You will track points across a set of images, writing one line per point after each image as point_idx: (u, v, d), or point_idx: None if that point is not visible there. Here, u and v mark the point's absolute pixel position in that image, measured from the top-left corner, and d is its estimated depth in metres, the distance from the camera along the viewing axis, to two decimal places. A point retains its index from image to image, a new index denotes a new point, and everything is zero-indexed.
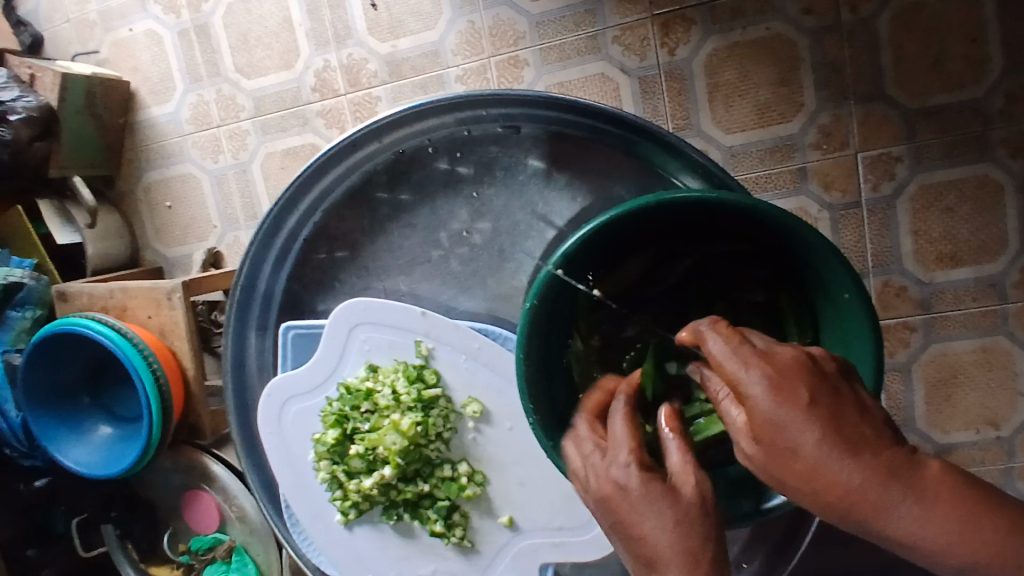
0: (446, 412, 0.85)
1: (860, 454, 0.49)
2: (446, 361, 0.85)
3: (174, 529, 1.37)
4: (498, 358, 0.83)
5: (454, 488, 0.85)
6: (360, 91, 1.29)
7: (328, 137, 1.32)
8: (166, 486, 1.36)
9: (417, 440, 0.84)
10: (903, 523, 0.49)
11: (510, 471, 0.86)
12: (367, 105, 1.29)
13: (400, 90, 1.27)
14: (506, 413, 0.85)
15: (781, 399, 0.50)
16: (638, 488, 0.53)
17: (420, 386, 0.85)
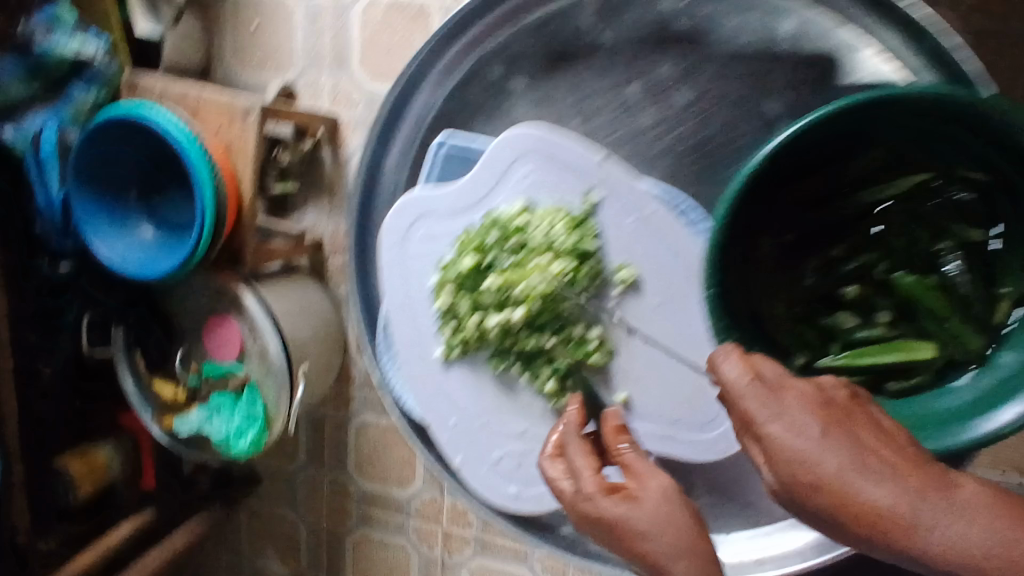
0: (597, 270, 0.71)
1: (880, 474, 0.46)
2: (614, 210, 0.71)
3: None
4: (668, 224, 0.69)
5: (579, 349, 0.71)
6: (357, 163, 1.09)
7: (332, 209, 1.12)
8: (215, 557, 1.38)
9: (561, 286, 0.71)
10: (943, 534, 0.43)
11: (658, 325, 0.70)
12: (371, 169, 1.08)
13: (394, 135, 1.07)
14: (664, 281, 0.70)
15: (817, 434, 0.48)
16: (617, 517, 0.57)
17: (571, 236, 0.70)
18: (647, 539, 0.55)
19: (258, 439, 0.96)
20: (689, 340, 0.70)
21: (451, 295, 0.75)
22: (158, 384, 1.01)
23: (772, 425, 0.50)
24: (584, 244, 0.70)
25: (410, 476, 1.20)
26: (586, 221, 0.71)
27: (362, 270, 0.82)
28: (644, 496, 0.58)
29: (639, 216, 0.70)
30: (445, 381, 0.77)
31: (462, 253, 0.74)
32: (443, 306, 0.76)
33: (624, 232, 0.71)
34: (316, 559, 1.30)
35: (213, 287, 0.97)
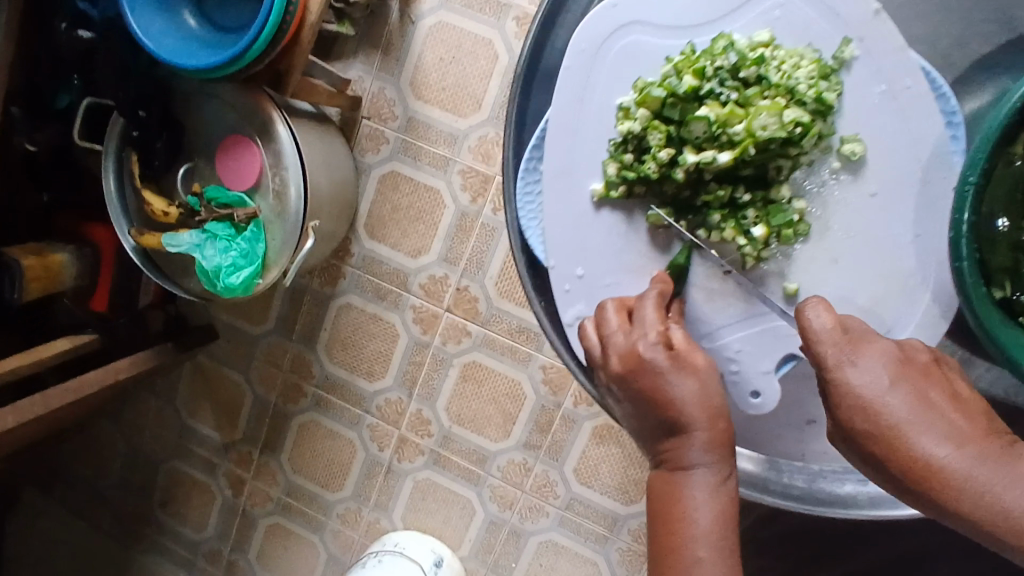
0: (816, 135, 0.48)
1: (952, 435, 0.40)
2: (866, 72, 0.47)
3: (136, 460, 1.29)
4: (925, 107, 0.47)
5: (776, 223, 0.49)
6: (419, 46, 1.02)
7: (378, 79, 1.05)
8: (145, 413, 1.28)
9: (780, 141, 0.46)
10: (1009, 501, 0.37)
11: (883, 225, 0.49)
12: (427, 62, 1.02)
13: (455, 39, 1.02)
14: (894, 170, 0.48)
15: (891, 378, 0.42)
16: (671, 366, 0.46)
17: (815, 83, 0.47)
18: (690, 394, 0.45)
19: (250, 281, 0.87)
20: (918, 249, 0.49)
21: (645, 124, 0.49)
22: (147, 194, 0.88)
23: (863, 367, 0.42)
24: (831, 95, 0.47)
25: (381, 372, 1.14)
26: (831, 76, 0.48)
27: (535, 76, 0.54)
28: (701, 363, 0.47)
29: (891, 87, 0.47)
30: (591, 228, 0.53)
31: (676, 72, 0.48)
32: (626, 132, 0.50)
33: (863, 101, 0.48)
34: (254, 433, 1.22)
35: (245, 107, 0.86)
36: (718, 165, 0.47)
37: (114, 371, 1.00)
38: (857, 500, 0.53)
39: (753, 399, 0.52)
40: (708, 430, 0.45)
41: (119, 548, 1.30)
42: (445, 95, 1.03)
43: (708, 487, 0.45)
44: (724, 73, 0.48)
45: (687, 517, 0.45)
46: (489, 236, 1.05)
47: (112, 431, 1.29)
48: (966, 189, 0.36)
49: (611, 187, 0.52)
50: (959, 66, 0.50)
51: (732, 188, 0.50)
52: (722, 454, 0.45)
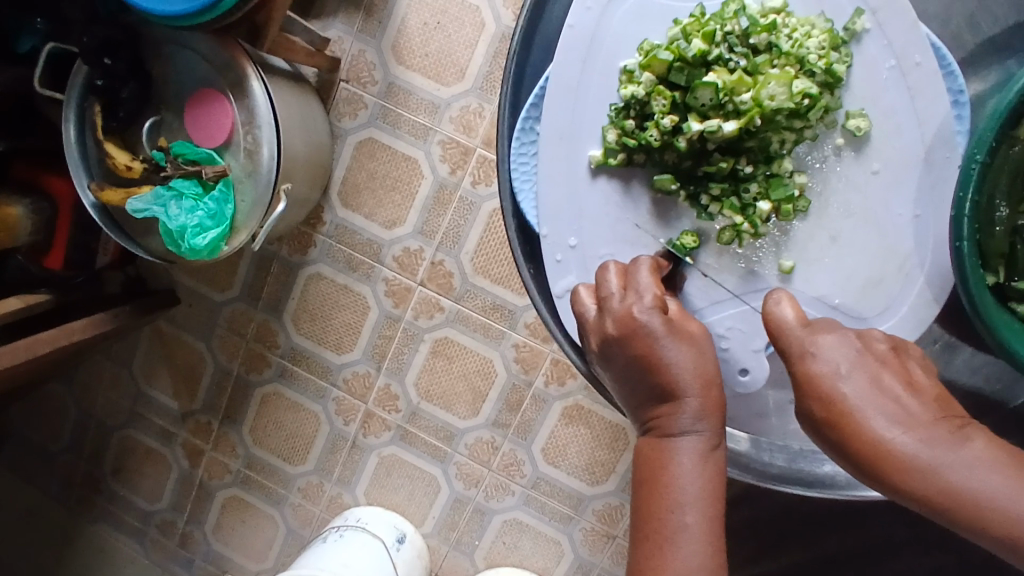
0: (826, 107, 0.47)
1: (908, 419, 0.40)
2: (873, 48, 0.47)
3: (95, 428, 1.23)
4: (933, 87, 0.47)
5: (777, 195, 0.48)
6: (406, 15, 1.00)
7: (361, 43, 1.02)
8: (101, 377, 1.22)
9: (791, 111, 0.46)
10: (949, 474, 0.39)
11: (877, 198, 0.49)
12: (419, 31, 1.00)
13: (445, 5, 0.99)
14: (895, 148, 0.48)
15: (850, 364, 0.42)
16: (667, 334, 0.45)
17: (824, 52, 0.46)
18: (686, 364, 0.45)
19: (216, 244, 0.84)
20: (916, 227, 0.49)
21: (650, 90, 0.48)
22: (111, 146, 0.84)
23: (828, 355, 0.43)
24: (840, 67, 0.47)
25: (349, 345, 1.11)
26: (842, 47, 0.47)
27: (537, 38, 0.53)
28: (694, 335, 0.46)
29: (899, 64, 0.47)
30: (587, 195, 0.51)
31: (684, 35, 0.47)
32: (629, 96, 0.48)
33: (871, 75, 0.48)
34: (213, 403, 1.18)
35: (217, 60, 0.82)
36: (722, 135, 0.46)
37: (70, 333, 0.95)
38: (835, 480, 0.55)
39: (741, 376, 0.52)
40: (701, 402, 0.45)
41: (66, 517, 1.26)
42: (429, 62, 1.01)
43: (698, 459, 0.45)
44: (734, 38, 0.47)
45: (677, 486, 0.45)
46: (467, 210, 1.03)
47: (62, 395, 1.23)
48: (972, 166, 0.37)
49: (610, 153, 0.50)
50: (960, 51, 0.50)
51: (734, 159, 0.49)
52: (711, 426, 0.45)
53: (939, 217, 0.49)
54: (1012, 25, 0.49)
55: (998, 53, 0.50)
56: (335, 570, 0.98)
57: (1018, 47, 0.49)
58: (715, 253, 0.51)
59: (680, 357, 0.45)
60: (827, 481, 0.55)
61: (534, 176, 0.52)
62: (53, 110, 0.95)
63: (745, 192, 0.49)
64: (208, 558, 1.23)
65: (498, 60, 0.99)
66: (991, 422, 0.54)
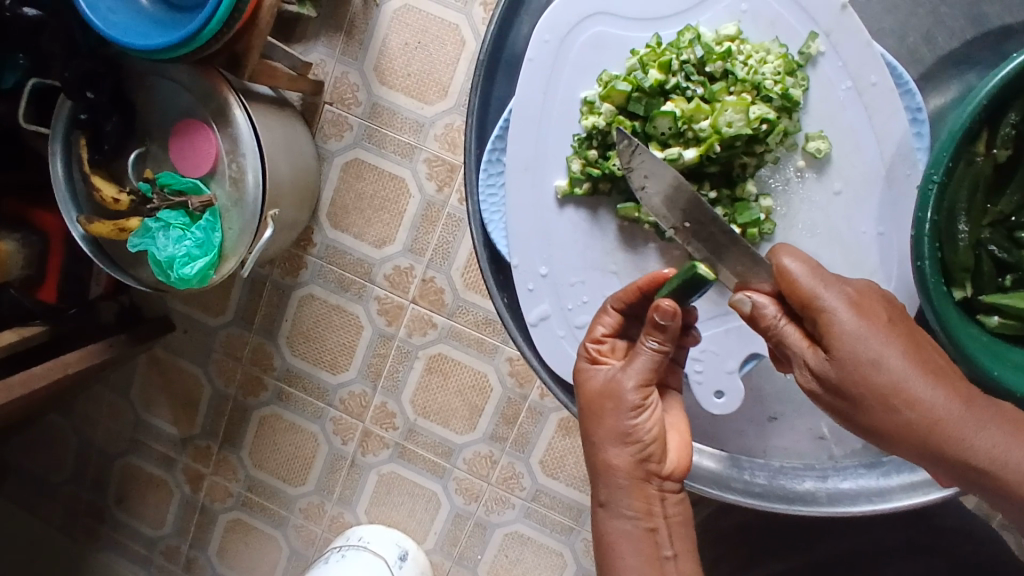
0: (784, 131, 0.49)
1: (933, 377, 0.42)
2: (828, 71, 0.49)
3: (96, 456, 1.24)
4: (888, 107, 0.49)
5: (744, 218, 0.49)
6: (387, 36, 1.01)
7: (343, 64, 1.02)
8: (99, 405, 1.22)
9: (749, 137, 0.48)
10: (959, 422, 0.42)
11: (841, 218, 0.50)
12: (400, 52, 1.01)
13: (425, 24, 1.00)
14: (855, 167, 0.50)
15: (879, 321, 0.42)
16: (587, 395, 0.48)
17: (780, 78, 0.48)
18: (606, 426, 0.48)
19: (205, 272, 0.84)
20: (881, 245, 0.50)
21: (610, 120, 0.50)
22: (97, 180, 0.84)
23: (852, 309, 0.42)
24: (797, 91, 0.49)
25: (344, 364, 1.12)
26: (798, 70, 0.49)
27: (499, 65, 0.53)
28: (618, 398, 0.47)
29: (856, 85, 0.49)
30: (555, 223, 0.53)
31: (643, 65, 0.49)
32: (591, 127, 0.50)
33: (829, 97, 0.49)
34: (212, 427, 1.19)
35: (197, 89, 0.83)
36: (683, 161, 0.49)
37: (63, 365, 0.95)
38: (816, 495, 0.54)
39: (719, 397, 0.53)
40: (613, 466, 0.48)
41: (71, 546, 1.26)
42: (411, 81, 1.01)
43: (614, 518, 0.48)
44: (691, 67, 0.49)
45: (599, 537, 0.49)
46: (455, 226, 1.04)
47: (62, 425, 1.24)
48: (930, 186, 0.40)
49: (575, 183, 0.52)
50: (920, 65, 0.51)
51: (698, 184, 0.51)
52: (624, 489, 0.48)
53: (902, 235, 0.49)
54: (971, 38, 0.50)
55: (958, 66, 0.51)
56: None
57: (976, 61, 0.50)
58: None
59: (617, 421, 0.48)
60: (812, 499, 0.54)
61: (503, 207, 0.54)
62: (40, 144, 0.96)
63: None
64: None
65: None
66: None
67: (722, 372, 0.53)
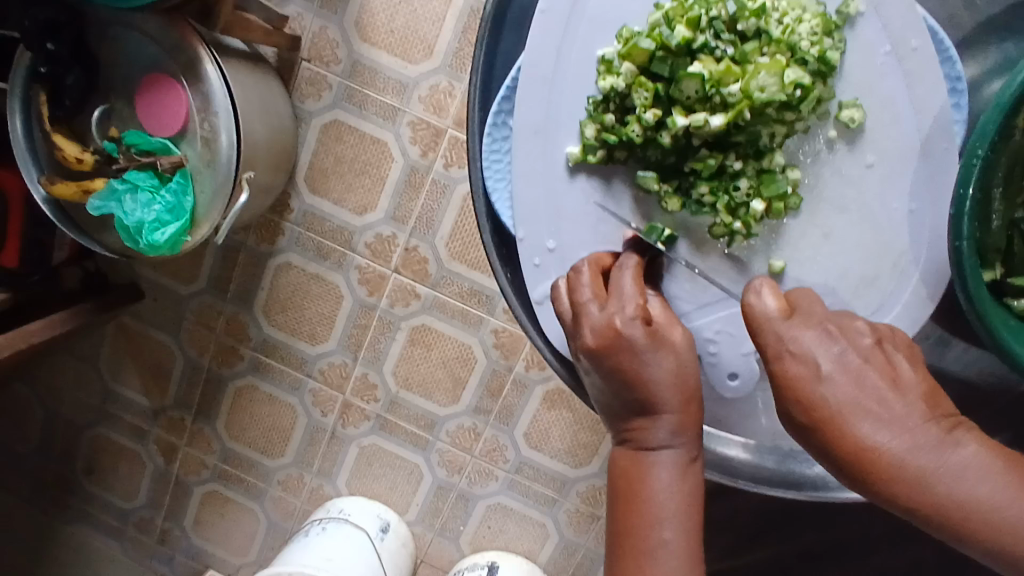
0: (820, 98, 0.46)
1: (888, 419, 0.37)
2: (866, 33, 0.46)
3: (64, 427, 1.19)
4: (931, 73, 0.46)
5: (772, 186, 0.47)
6: None
7: (321, 20, 0.97)
8: (66, 374, 1.17)
9: (783, 103, 0.45)
10: (944, 488, 0.36)
11: (872, 192, 0.49)
12: (382, 7, 0.95)
13: None
14: (889, 137, 0.48)
15: (833, 365, 0.38)
16: (644, 351, 0.44)
17: (818, 40, 0.45)
18: (660, 443, 0.44)
19: (177, 239, 0.80)
20: (912, 222, 0.48)
21: (630, 81, 0.47)
22: (58, 138, 0.78)
23: (807, 354, 0.39)
24: (834, 55, 0.46)
25: (323, 335, 1.08)
26: (836, 31, 0.46)
27: (508, 16, 0.51)
28: (677, 405, 0.44)
29: (895, 49, 0.46)
30: (566, 194, 0.50)
31: (666, 21, 0.45)
32: (609, 88, 0.47)
33: (867, 62, 0.47)
34: (185, 399, 1.15)
35: (168, 41, 0.77)
36: (709, 129, 0.45)
37: (27, 335, 0.90)
38: (828, 483, 0.54)
39: (732, 380, 0.51)
40: (682, 426, 0.44)
41: (41, 519, 1.22)
42: (394, 39, 0.96)
43: (668, 485, 0.44)
44: (721, 24, 0.45)
45: (653, 507, 0.44)
46: (440, 193, 1.00)
47: (28, 395, 1.19)
48: (974, 161, 0.39)
49: (589, 150, 0.49)
50: (958, 31, 0.50)
51: (722, 156, 0.47)
52: (689, 446, 0.44)
53: (935, 208, 0.48)
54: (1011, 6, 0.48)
55: (995, 36, 0.49)
56: (319, 565, 0.95)
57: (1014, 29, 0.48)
58: (702, 254, 0.50)
59: (675, 375, 0.44)
60: (823, 488, 0.53)
61: (509, 174, 0.51)
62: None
63: (736, 190, 0.47)
64: (189, 554, 1.20)
65: (466, 36, 0.94)
66: (985, 412, 0.54)
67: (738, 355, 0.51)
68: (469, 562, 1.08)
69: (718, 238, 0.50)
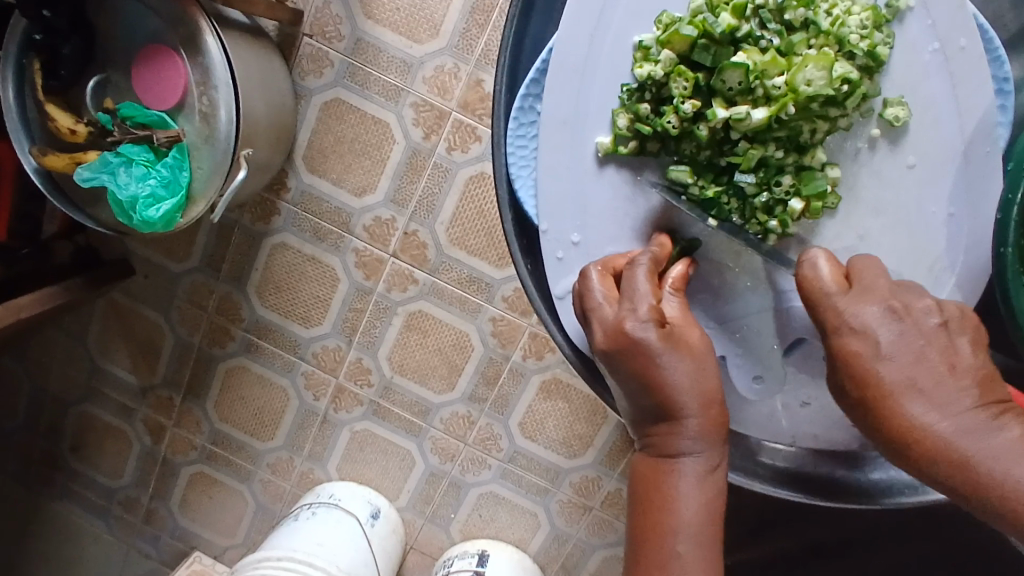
0: (865, 95, 0.45)
1: (946, 401, 0.38)
2: (916, 29, 0.45)
3: (50, 404, 1.17)
4: (976, 73, 0.45)
5: (812, 184, 0.46)
6: None
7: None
8: (52, 349, 1.14)
9: (829, 99, 0.44)
10: (993, 469, 0.37)
11: (911, 195, 0.48)
12: None
13: None
14: (930, 138, 0.47)
15: (893, 343, 0.39)
16: (660, 357, 0.42)
17: (869, 34, 0.44)
18: (681, 450, 0.43)
19: (171, 217, 0.77)
20: (950, 226, 0.48)
21: (669, 69, 0.45)
22: (50, 108, 0.75)
23: (867, 329, 0.40)
24: (883, 50, 0.44)
25: (318, 318, 1.06)
26: (885, 26, 0.45)
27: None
28: (697, 409, 0.43)
29: (943, 48, 0.45)
30: (594, 186, 0.49)
31: (710, 8, 0.44)
32: (645, 76, 0.45)
33: (913, 59, 0.46)
34: (174, 378, 1.13)
35: (168, 11, 0.74)
36: (750, 123, 0.43)
37: (16, 310, 0.87)
38: (847, 488, 0.54)
39: (754, 383, 0.51)
40: (705, 429, 0.43)
41: (24, 495, 1.20)
42: (399, 16, 0.93)
43: (691, 492, 0.43)
44: (767, 13, 0.44)
45: (672, 515, 0.43)
46: (442, 177, 0.98)
47: (14, 370, 1.16)
48: None
49: (620, 141, 0.48)
50: (1003, 32, 0.49)
51: (763, 148, 0.45)
52: (712, 451, 0.43)
53: (974, 213, 0.47)
54: None
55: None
56: (310, 550, 0.94)
57: None
58: (733, 254, 0.49)
59: (698, 377, 0.43)
60: (844, 494, 0.53)
61: (534, 163, 0.50)
62: None
63: (776, 186, 0.46)
64: (175, 535, 1.19)
65: (474, 16, 0.92)
66: None
67: (763, 356, 0.50)
68: (460, 549, 1.08)
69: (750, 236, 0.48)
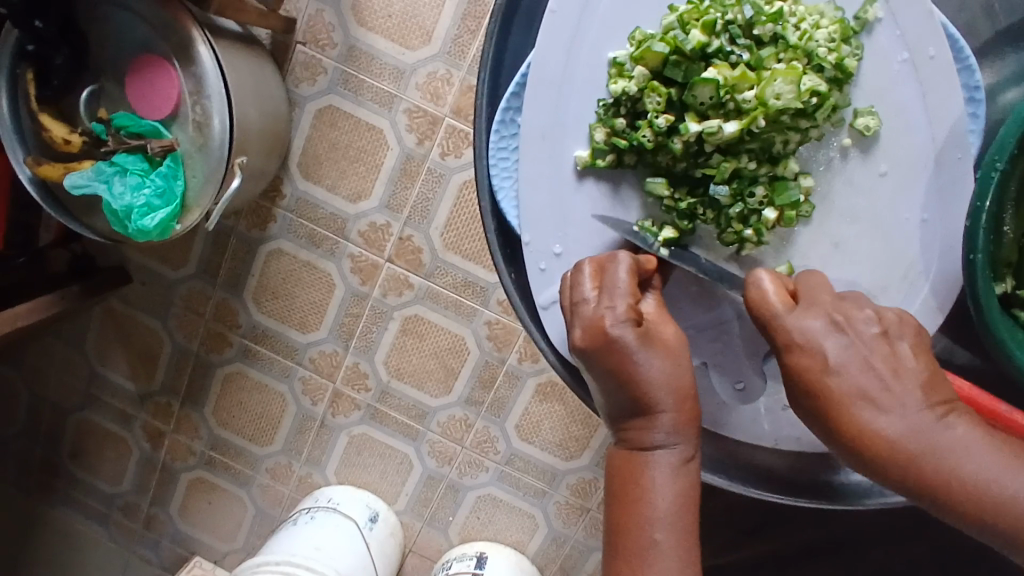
0: (835, 105, 0.46)
1: (899, 402, 0.40)
2: (885, 40, 0.46)
3: (49, 410, 1.17)
4: (946, 82, 0.46)
5: (785, 193, 0.47)
6: None
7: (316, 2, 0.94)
8: (50, 357, 1.15)
9: (798, 112, 0.44)
10: (941, 465, 0.39)
11: (884, 203, 0.48)
12: None
13: None
14: (901, 147, 0.47)
15: (842, 348, 0.41)
16: (636, 353, 0.43)
17: (836, 47, 0.45)
18: (656, 443, 0.44)
19: (166, 224, 0.78)
20: (924, 232, 0.48)
21: (643, 85, 0.46)
22: (45, 118, 0.76)
23: (821, 338, 0.41)
24: (851, 62, 0.45)
25: (314, 323, 1.07)
26: (853, 38, 0.46)
27: (516, 15, 0.50)
28: (671, 404, 0.43)
29: (913, 57, 0.46)
30: (574, 198, 0.50)
31: (681, 24, 0.45)
32: (620, 92, 0.46)
33: (883, 70, 0.46)
34: (172, 384, 1.13)
35: (159, 22, 0.74)
36: (722, 136, 0.45)
37: (12, 318, 0.88)
38: (829, 487, 0.55)
39: (735, 389, 0.52)
40: (677, 424, 0.44)
41: (24, 501, 1.21)
42: (391, 23, 0.94)
43: (666, 484, 0.43)
44: (737, 29, 0.44)
45: (647, 508, 0.44)
46: (436, 183, 0.98)
47: (13, 377, 1.17)
48: (992, 174, 0.40)
49: (598, 154, 0.48)
50: (977, 39, 0.50)
51: (736, 160, 0.47)
52: (685, 445, 0.44)
53: (948, 219, 0.48)
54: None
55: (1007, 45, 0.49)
56: (308, 554, 0.94)
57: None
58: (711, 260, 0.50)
59: (673, 374, 0.44)
60: (827, 492, 0.55)
61: (515, 174, 0.50)
62: None
63: (750, 197, 0.47)
64: (175, 539, 1.20)
65: (465, 23, 0.93)
66: None
67: (743, 362, 0.51)
68: (458, 551, 1.08)
69: (728, 244, 0.49)
